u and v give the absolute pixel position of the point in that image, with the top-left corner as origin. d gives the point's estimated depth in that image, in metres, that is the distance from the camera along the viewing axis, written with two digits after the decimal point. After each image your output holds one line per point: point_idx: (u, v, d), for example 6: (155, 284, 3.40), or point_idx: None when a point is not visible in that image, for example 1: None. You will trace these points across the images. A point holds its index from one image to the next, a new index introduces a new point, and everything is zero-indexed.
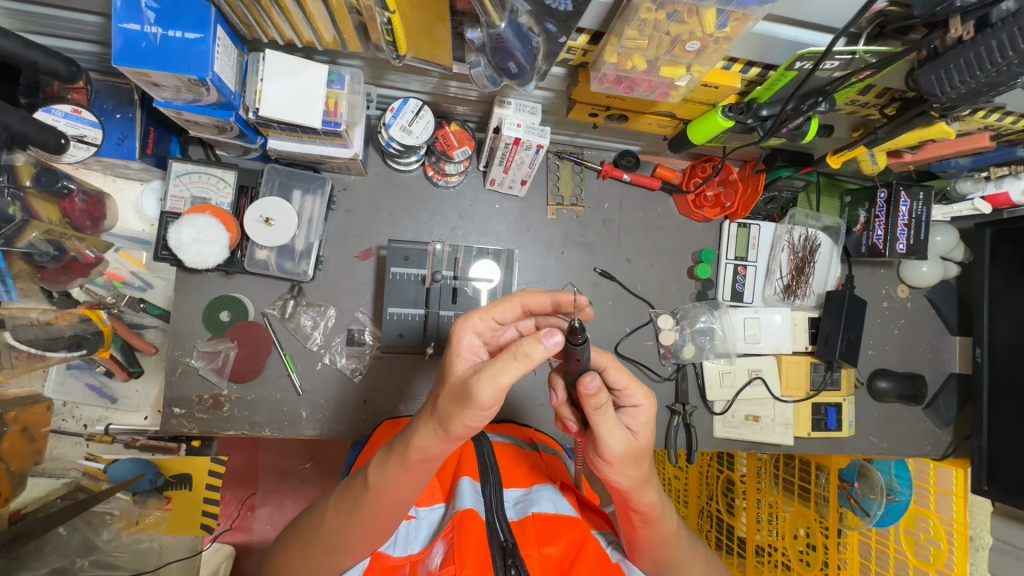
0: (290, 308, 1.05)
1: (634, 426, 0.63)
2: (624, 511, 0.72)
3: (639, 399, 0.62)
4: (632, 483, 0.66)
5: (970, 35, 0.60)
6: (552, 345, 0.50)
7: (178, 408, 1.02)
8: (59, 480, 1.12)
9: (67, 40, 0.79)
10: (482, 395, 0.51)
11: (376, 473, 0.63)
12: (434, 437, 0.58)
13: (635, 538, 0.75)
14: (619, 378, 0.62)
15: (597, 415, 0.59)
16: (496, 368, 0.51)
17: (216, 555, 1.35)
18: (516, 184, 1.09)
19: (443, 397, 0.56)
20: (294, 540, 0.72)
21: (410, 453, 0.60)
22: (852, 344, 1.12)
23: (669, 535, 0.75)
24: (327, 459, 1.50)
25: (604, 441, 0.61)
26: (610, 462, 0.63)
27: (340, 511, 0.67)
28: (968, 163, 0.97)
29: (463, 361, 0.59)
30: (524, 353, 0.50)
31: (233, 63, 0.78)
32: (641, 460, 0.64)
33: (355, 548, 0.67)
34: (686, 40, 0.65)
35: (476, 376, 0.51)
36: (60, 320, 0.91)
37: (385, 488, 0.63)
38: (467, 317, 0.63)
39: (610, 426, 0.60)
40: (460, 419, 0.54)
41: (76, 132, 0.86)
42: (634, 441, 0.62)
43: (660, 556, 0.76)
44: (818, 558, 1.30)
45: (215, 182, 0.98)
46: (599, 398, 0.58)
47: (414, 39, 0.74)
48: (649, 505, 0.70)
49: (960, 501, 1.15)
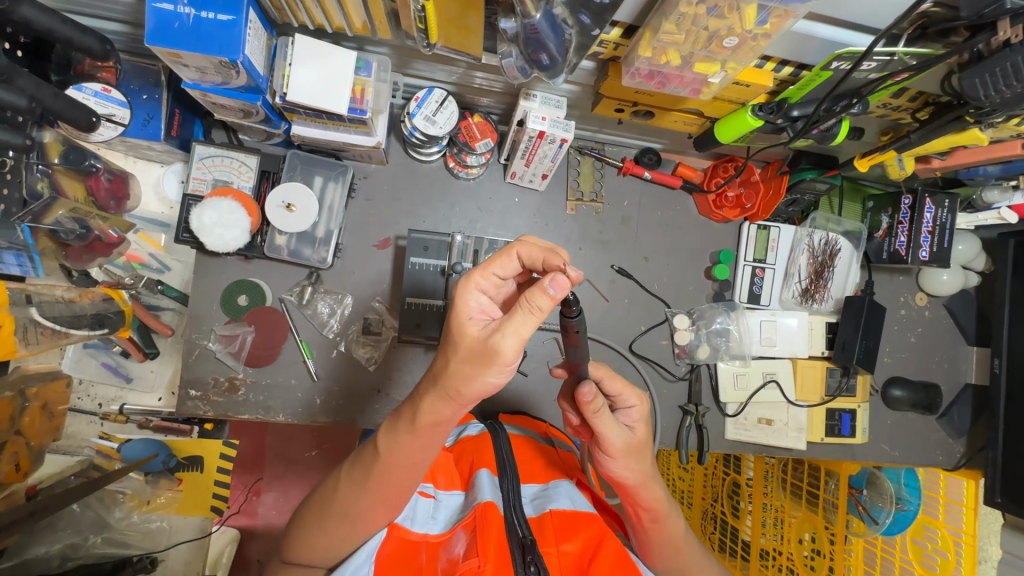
0: (307, 295, 1.05)
1: (632, 423, 0.70)
2: (632, 510, 0.74)
3: (633, 400, 0.70)
4: (637, 480, 0.71)
5: (1018, 37, 0.58)
6: (558, 293, 0.53)
7: (194, 390, 1.03)
8: (75, 458, 1.14)
9: (98, 19, 0.78)
10: (503, 351, 0.53)
11: (386, 440, 0.64)
12: (444, 402, 0.59)
13: (646, 538, 0.77)
14: (614, 387, 0.69)
15: (597, 417, 0.65)
16: (513, 323, 0.53)
17: (222, 538, 1.34)
18: (537, 177, 1.08)
19: (456, 360, 0.56)
20: (308, 512, 0.71)
21: (419, 418, 0.61)
22: (870, 351, 1.11)
23: (676, 535, 0.77)
24: (334, 446, 1.51)
25: (606, 438, 0.67)
26: (615, 459, 0.69)
27: (354, 482, 0.67)
28: (997, 171, 0.96)
29: (474, 323, 0.57)
30: (536, 307, 0.53)
31: (263, 47, 0.78)
32: (642, 455, 0.70)
33: (367, 514, 0.67)
34: (724, 35, 0.64)
35: (495, 334, 0.53)
36: (83, 299, 0.91)
37: (396, 453, 0.64)
38: (467, 276, 0.60)
39: (611, 426, 0.66)
40: (479, 378, 0.55)
41: (106, 110, 0.87)
42: (631, 437, 0.69)
43: (667, 557, 0.77)
44: (824, 563, 1.29)
45: (237, 166, 0.99)
46: (596, 402, 0.64)
47: (445, 26, 0.74)
48: (656, 501, 0.73)
49: (971, 512, 1.13)
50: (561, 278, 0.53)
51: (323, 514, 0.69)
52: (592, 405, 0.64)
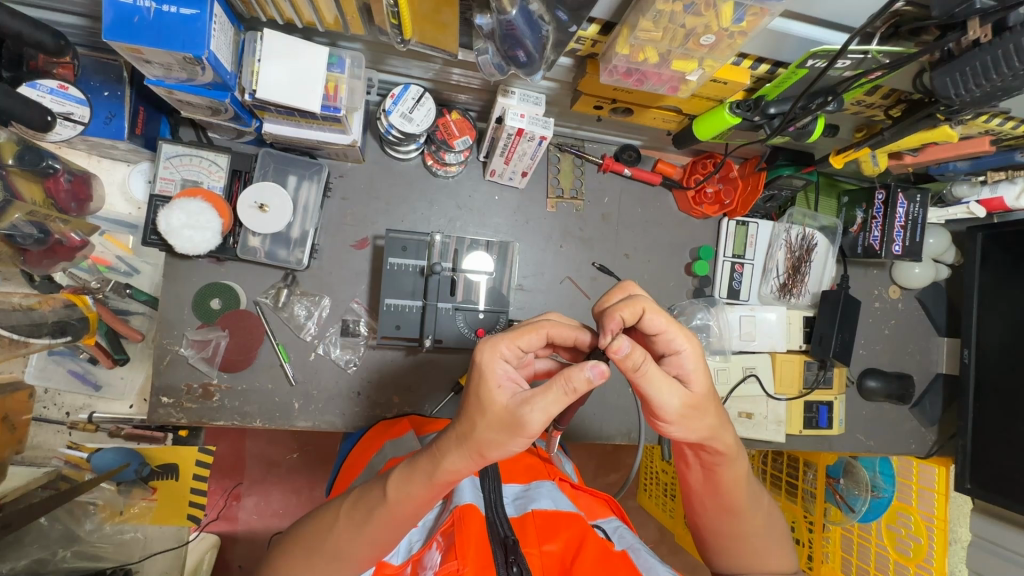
0: (283, 297, 1.03)
1: (686, 374, 0.63)
2: (693, 450, 0.71)
3: (680, 343, 0.63)
4: (702, 436, 0.65)
5: (987, 38, 0.59)
6: (597, 377, 0.53)
7: (166, 397, 1.00)
8: (41, 469, 1.09)
9: (53, 12, 0.75)
10: (533, 424, 0.53)
11: (397, 490, 0.62)
12: (467, 461, 0.58)
13: (701, 478, 0.73)
14: (656, 324, 0.62)
15: (640, 374, 0.58)
16: (545, 399, 0.53)
17: (200, 546, 1.36)
18: (516, 175, 1.07)
19: (482, 424, 0.55)
20: (290, 548, 0.68)
21: (439, 476, 0.60)
22: (846, 344, 1.14)
23: (736, 488, 0.71)
24: (316, 449, 1.48)
25: (661, 400, 0.60)
26: (669, 421, 0.63)
27: (353, 525, 0.64)
28: (966, 167, 0.98)
29: (503, 392, 0.55)
30: (572, 387, 0.52)
31: (230, 42, 0.75)
32: (703, 411, 0.63)
33: (360, 555, 0.65)
34: (701, 33, 0.64)
35: (525, 404, 0.53)
36: (44, 306, 0.88)
37: (406, 504, 0.62)
38: (492, 342, 0.58)
39: (659, 383, 0.59)
40: (502, 445, 0.55)
41: (63, 109, 0.83)
42: (686, 395, 0.61)
43: (721, 499, 0.72)
44: (803, 551, 1.36)
45: (207, 165, 0.95)
46: (637, 355, 0.57)
47: (419, 23, 0.72)
48: (726, 447, 0.68)
49: (942, 499, 1.17)
50: (599, 361, 0.53)
51: (314, 550, 0.66)
52: (634, 361, 0.57)
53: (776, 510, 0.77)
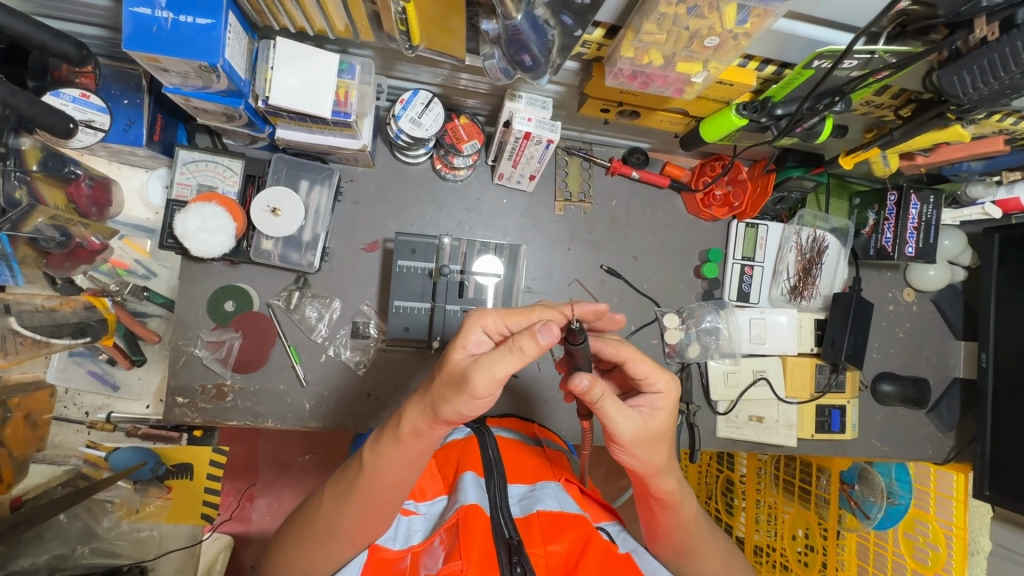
0: (295, 300, 1.05)
1: (653, 410, 0.65)
2: (642, 495, 0.72)
3: (660, 385, 0.65)
4: (648, 470, 0.67)
5: (994, 35, 0.59)
6: (546, 341, 0.56)
7: (181, 397, 1.02)
8: (61, 468, 1.14)
9: (77, 24, 0.78)
10: (478, 381, 0.56)
11: (372, 455, 0.66)
12: (425, 416, 0.62)
13: (655, 524, 0.75)
14: (640, 369, 0.66)
15: (599, 406, 0.61)
16: (491, 357, 0.56)
17: (214, 545, 1.37)
18: (525, 178, 1.08)
19: (439, 380, 0.60)
20: (293, 531, 0.72)
21: (402, 429, 0.63)
22: (858, 346, 1.12)
23: (687, 526, 0.74)
24: (327, 451, 1.49)
25: (617, 428, 0.62)
26: (625, 448, 0.64)
27: (337, 498, 0.68)
28: (981, 167, 0.97)
29: (467, 353, 0.61)
30: (519, 347, 0.56)
31: (244, 50, 0.77)
32: (657, 447, 0.65)
33: (348, 532, 0.67)
34: (705, 35, 0.64)
35: (474, 363, 0.57)
36: (65, 307, 0.93)
37: (381, 473, 0.65)
38: (480, 314, 0.65)
39: (618, 413, 0.61)
40: (453, 404, 0.58)
41: (85, 116, 0.86)
42: (645, 425, 0.63)
43: (679, 544, 0.75)
44: (817, 559, 1.32)
45: (222, 170, 0.97)
46: (595, 391, 0.60)
47: (427, 29, 0.73)
48: (667, 492, 0.69)
49: (961, 506, 1.16)
50: (552, 328, 0.57)
51: (306, 532, 0.70)
52: (593, 395, 0.60)
53: (734, 545, 0.82)
